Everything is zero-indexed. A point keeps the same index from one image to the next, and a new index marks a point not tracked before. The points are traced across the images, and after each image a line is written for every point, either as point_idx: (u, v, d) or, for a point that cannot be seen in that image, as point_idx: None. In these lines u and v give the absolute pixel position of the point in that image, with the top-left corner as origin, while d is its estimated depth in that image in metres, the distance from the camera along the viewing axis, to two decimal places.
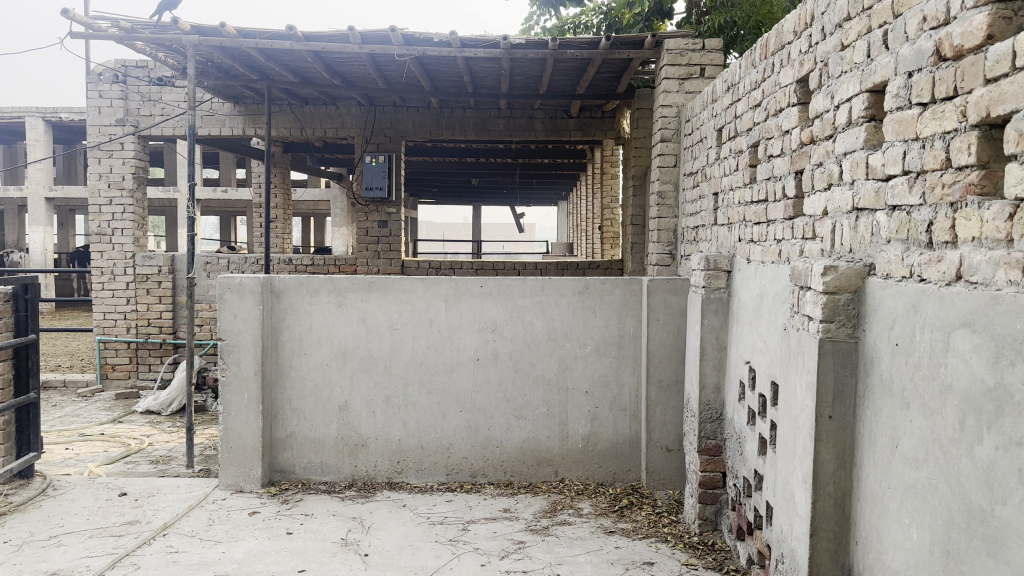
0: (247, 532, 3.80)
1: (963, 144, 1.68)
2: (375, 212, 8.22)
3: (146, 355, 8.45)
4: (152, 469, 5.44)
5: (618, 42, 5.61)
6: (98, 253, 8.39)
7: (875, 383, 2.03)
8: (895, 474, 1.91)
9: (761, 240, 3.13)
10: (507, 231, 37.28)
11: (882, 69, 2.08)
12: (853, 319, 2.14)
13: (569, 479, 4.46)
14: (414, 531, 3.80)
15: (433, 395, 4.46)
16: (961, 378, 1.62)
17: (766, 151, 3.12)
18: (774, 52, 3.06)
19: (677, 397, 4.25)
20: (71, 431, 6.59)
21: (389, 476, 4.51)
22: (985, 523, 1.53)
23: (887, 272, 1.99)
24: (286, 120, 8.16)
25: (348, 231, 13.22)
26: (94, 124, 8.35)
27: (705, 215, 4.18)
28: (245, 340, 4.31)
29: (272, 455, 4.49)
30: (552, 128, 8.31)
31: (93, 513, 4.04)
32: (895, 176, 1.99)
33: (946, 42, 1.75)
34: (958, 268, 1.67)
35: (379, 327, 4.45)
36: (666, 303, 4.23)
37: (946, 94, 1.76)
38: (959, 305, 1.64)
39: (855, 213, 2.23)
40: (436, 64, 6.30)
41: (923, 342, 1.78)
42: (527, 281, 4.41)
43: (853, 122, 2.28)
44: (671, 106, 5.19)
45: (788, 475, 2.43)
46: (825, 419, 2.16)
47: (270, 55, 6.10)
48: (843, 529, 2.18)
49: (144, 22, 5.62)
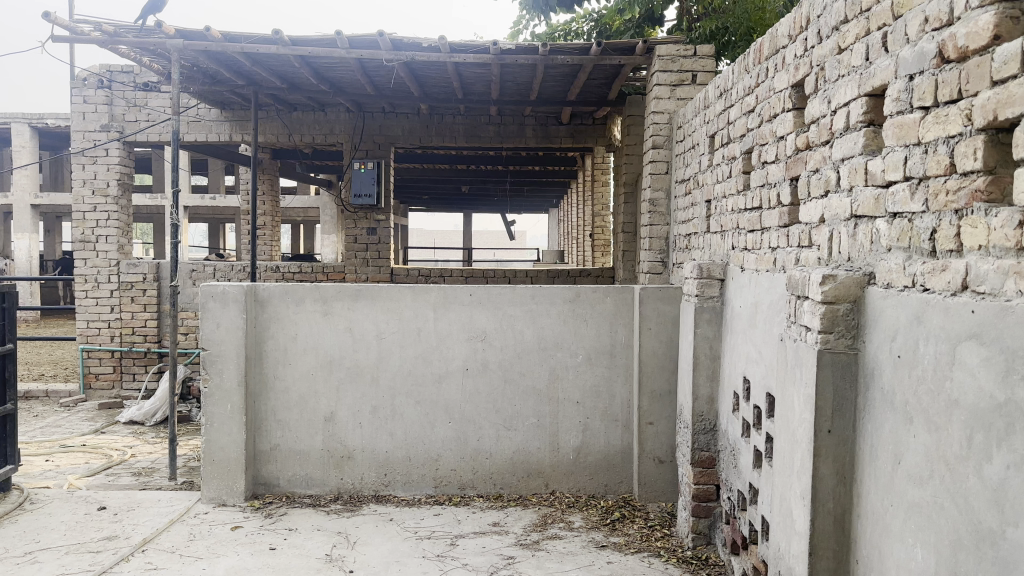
0: (228, 547, 3.69)
1: (969, 149, 1.62)
2: (363, 220, 8.11)
3: (130, 364, 8.32)
4: (133, 482, 5.30)
5: (609, 48, 5.55)
6: (81, 260, 8.24)
7: (876, 398, 1.96)
8: (898, 492, 1.83)
9: (755, 248, 3.07)
10: (497, 238, 37.26)
11: (882, 73, 2.02)
12: (852, 330, 2.07)
13: (560, 492, 4.38)
14: (400, 547, 3.69)
15: (421, 406, 4.36)
16: (969, 393, 1.55)
17: (760, 158, 3.06)
18: (768, 57, 3.01)
19: (670, 407, 4.17)
20: (52, 443, 6.43)
21: (375, 489, 4.40)
22: (995, 546, 1.45)
23: (888, 282, 1.93)
24: (273, 127, 8.08)
25: (337, 238, 13.10)
26: (78, 130, 8.22)
27: (698, 223, 4.11)
28: (227, 350, 4.20)
29: (255, 468, 4.38)
30: (542, 135, 8.26)
31: (71, 528, 3.91)
32: (896, 183, 1.93)
33: (949, 43, 1.69)
34: (965, 278, 1.60)
35: (366, 336, 4.35)
36: (659, 311, 4.15)
37: (949, 97, 1.70)
38: (966, 317, 1.57)
39: (853, 220, 2.17)
40: (425, 70, 6.25)
41: (928, 355, 1.71)
42: (517, 290, 4.33)
43: (850, 127, 2.23)
44: (664, 112, 5.13)
45: (786, 490, 2.36)
46: (824, 434, 2.09)
47: (256, 60, 6.02)
48: (843, 548, 2.11)
49: (128, 26, 5.51)
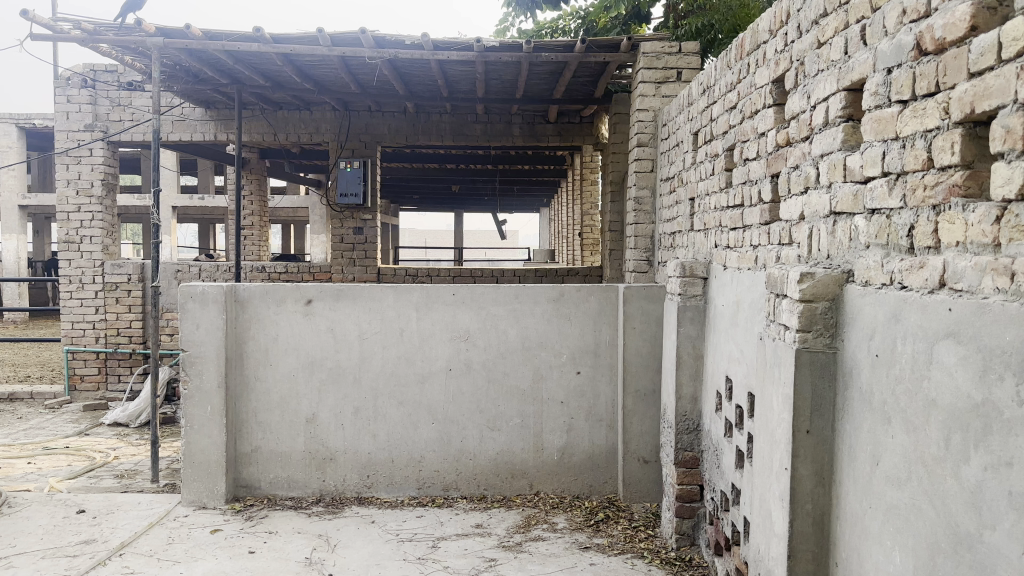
0: (207, 551, 3.62)
1: (946, 143, 1.59)
2: (349, 220, 8.04)
3: (115, 366, 8.24)
4: (115, 484, 5.22)
5: (593, 45, 5.52)
6: (65, 261, 8.14)
7: (855, 398, 1.92)
8: (877, 494, 1.80)
9: (737, 246, 3.03)
10: (489, 238, 37.26)
11: (860, 66, 1.99)
12: (831, 329, 2.03)
13: (544, 492, 4.33)
14: (381, 550, 3.63)
15: (404, 407, 4.31)
16: (947, 393, 1.51)
17: (742, 154, 3.02)
18: (749, 53, 2.97)
19: (654, 406, 4.13)
20: (34, 445, 6.34)
21: (358, 490, 4.35)
22: (972, 549, 1.42)
23: (866, 279, 1.89)
24: (259, 126, 8.00)
25: (326, 238, 13.02)
26: (62, 130, 8.12)
27: (682, 221, 4.07)
28: (208, 352, 4.13)
29: (236, 470, 4.32)
30: (529, 133, 8.21)
31: (48, 532, 3.83)
32: (874, 178, 1.89)
33: (927, 35, 1.66)
34: (942, 275, 1.56)
35: (349, 336, 4.30)
36: (643, 310, 4.11)
37: (927, 91, 1.66)
38: (943, 315, 1.53)
39: (832, 217, 2.13)
40: (409, 68, 6.18)
41: (905, 354, 1.68)
42: (501, 289, 4.28)
43: (830, 123, 2.19)
44: (648, 110, 5.08)
45: (765, 491, 2.32)
46: (802, 434, 2.06)
47: (238, 58, 5.96)
48: (823, 550, 2.07)
49: (108, 24, 5.43)
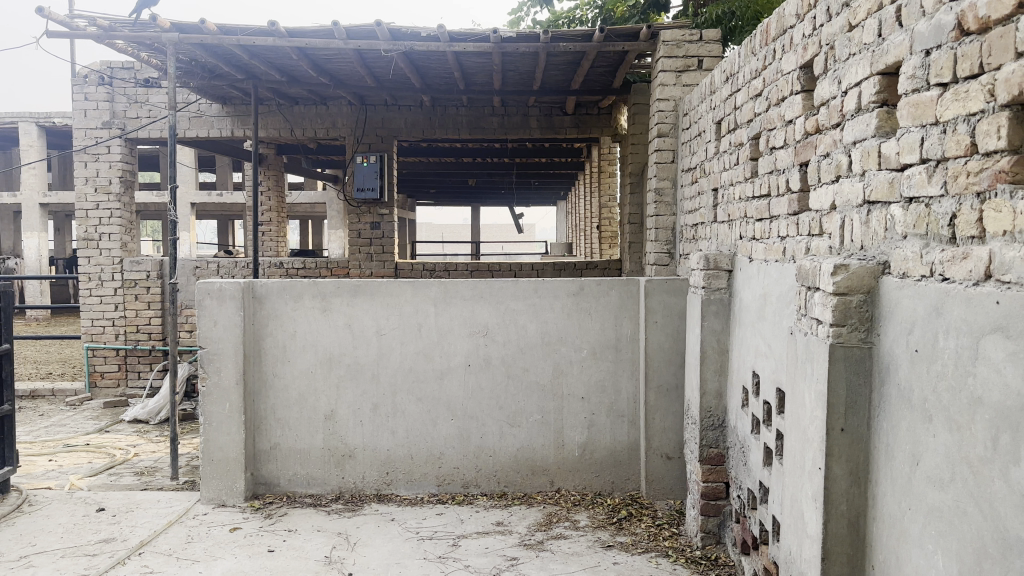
0: (226, 549, 3.62)
1: (992, 126, 1.50)
2: (366, 214, 8.03)
3: (135, 363, 8.29)
4: (136, 482, 5.24)
5: (612, 34, 5.42)
6: (85, 259, 8.20)
7: (893, 395, 1.84)
8: (917, 495, 1.72)
9: (763, 237, 2.95)
10: (506, 231, 37.17)
11: (896, 48, 1.90)
12: (866, 323, 1.96)
13: (566, 489, 4.28)
14: (401, 548, 3.60)
15: (422, 403, 4.27)
16: (994, 390, 1.43)
17: (767, 143, 2.94)
18: (775, 38, 2.88)
19: (677, 402, 4.06)
20: (56, 443, 6.38)
21: (378, 488, 4.32)
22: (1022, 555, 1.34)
23: (904, 271, 1.82)
24: (275, 121, 7.98)
25: (344, 234, 13.05)
26: (80, 128, 8.17)
27: (704, 212, 3.99)
28: (226, 349, 4.12)
29: (256, 467, 4.31)
30: (547, 125, 8.14)
31: (69, 531, 3.84)
32: (912, 165, 1.81)
33: (969, 14, 1.57)
34: (989, 265, 1.48)
35: (366, 332, 4.26)
36: (664, 304, 4.05)
37: (970, 72, 1.58)
38: (990, 308, 1.45)
39: (866, 207, 2.05)
40: (425, 60, 6.13)
41: (948, 350, 1.60)
42: (519, 283, 4.22)
43: (862, 109, 2.11)
44: (668, 99, 4.99)
45: (797, 491, 2.25)
46: (837, 433, 1.98)
47: (253, 53, 5.96)
48: (858, 552, 2.00)
49: (123, 21, 5.44)
